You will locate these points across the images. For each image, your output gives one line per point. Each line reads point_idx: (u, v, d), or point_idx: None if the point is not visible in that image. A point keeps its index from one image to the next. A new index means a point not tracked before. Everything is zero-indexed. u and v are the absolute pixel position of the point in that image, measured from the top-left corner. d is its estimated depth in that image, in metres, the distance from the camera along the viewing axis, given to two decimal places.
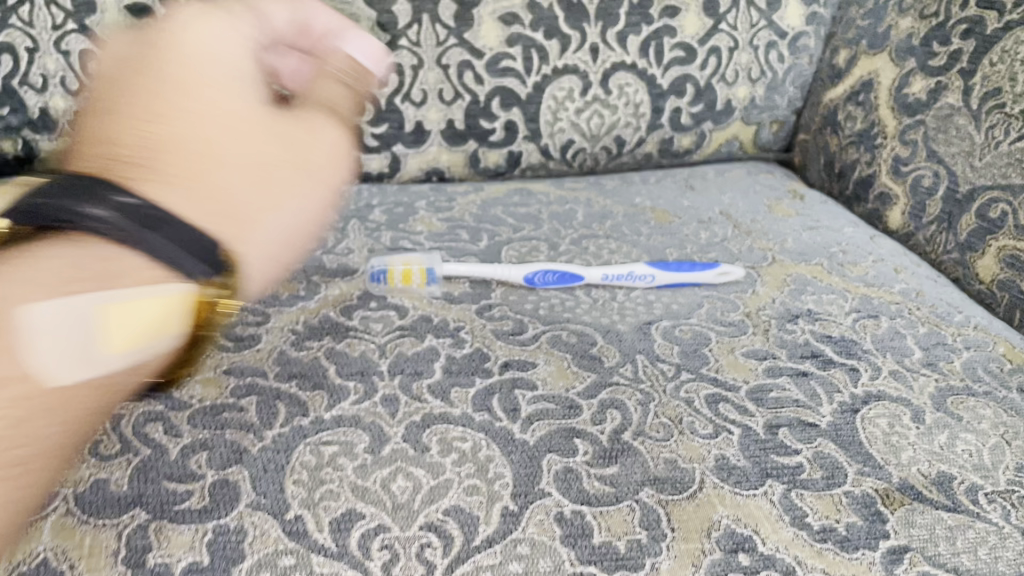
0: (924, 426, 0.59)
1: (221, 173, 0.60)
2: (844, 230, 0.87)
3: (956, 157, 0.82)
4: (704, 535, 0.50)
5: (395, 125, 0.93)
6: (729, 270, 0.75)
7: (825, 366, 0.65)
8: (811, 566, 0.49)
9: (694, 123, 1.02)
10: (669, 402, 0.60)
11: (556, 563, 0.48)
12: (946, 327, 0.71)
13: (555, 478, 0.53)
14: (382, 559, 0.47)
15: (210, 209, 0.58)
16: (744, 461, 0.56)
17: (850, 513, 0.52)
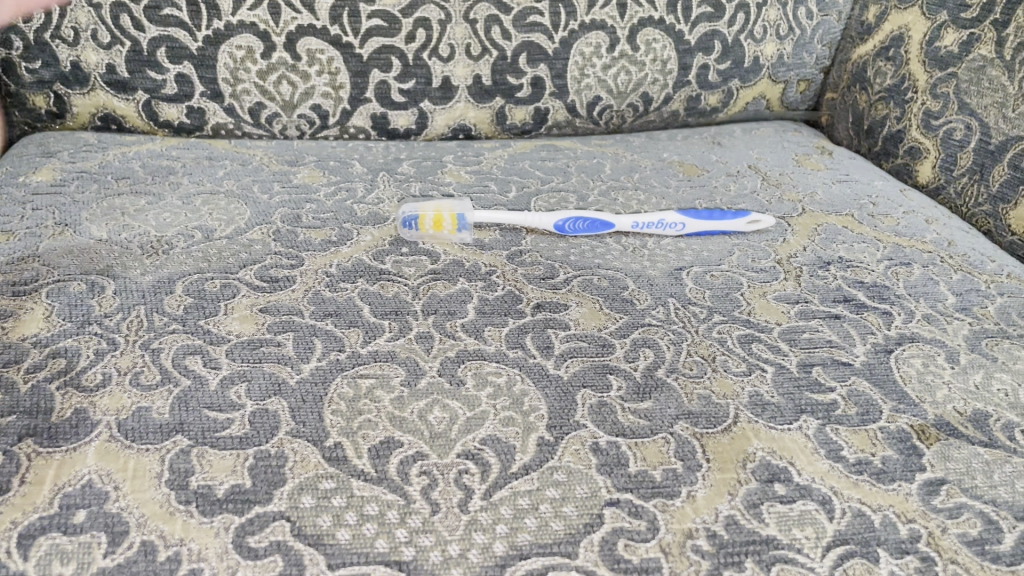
0: (959, 366, 0.59)
1: None
2: (874, 183, 0.86)
3: (988, 108, 0.81)
4: (740, 465, 0.50)
5: (423, 81, 0.93)
6: (759, 219, 0.76)
7: (858, 309, 0.65)
8: (848, 496, 0.49)
9: (722, 80, 1.01)
10: (702, 342, 0.61)
11: (592, 490, 0.48)
12: (980, 274, 0.70)
13: (589, 411, 0.54)
14: (421, 483, 0.48)
15: None
16: (778, 397, 0.56)
17: (885, 447, 0.52)
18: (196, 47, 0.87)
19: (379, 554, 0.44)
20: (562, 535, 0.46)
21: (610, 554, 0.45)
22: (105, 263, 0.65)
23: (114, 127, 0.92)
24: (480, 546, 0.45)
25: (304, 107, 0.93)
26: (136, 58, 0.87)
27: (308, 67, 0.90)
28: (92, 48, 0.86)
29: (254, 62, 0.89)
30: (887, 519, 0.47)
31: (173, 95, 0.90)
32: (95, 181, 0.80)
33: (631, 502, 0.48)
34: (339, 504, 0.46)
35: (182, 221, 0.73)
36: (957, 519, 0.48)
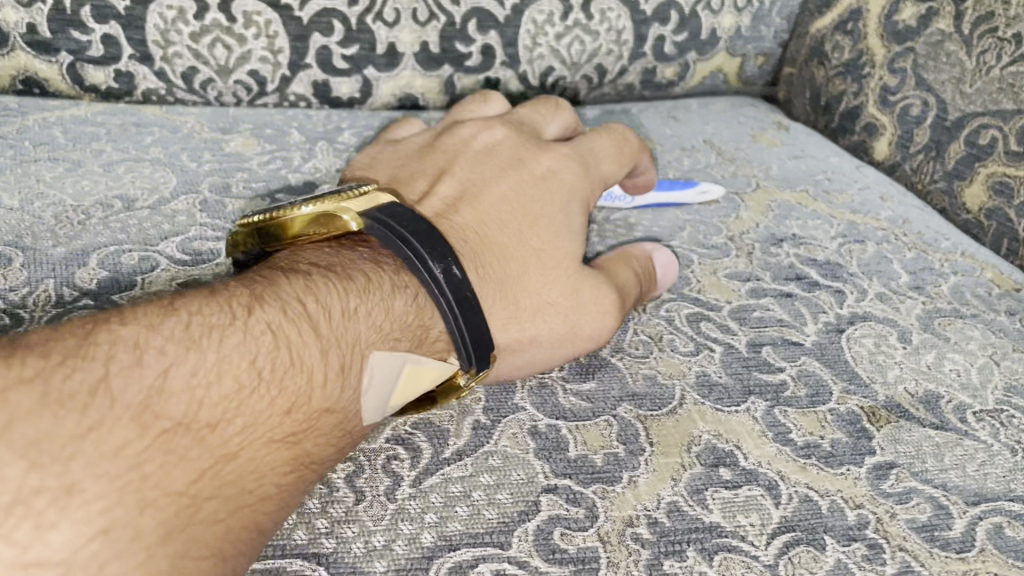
0: (911, 346, 0.58)
1: (201, 442, 0.33)
2: (830, 159, 0.85)
3: (945, 84, 0.80)
4: (684, 449, 0.48)
5: (367, 46, 0.89)
6: (709, 189, 0.74)
7: (810, 288, 0.63)
8: (795, 481, 0.47)
9: (678, 52, 0.98)
10: (649, 321, 0.58)
11: (529, 476, 0.46)
12: (934, 252, 0.69)
13: (529, 392, 0.51)
14: (346, 470, 0.45)
15: (238, 369, 0.35)
16: (725, 378, 0.54)
17: (835, 430, 0.50)
18: (123, 7, 0.82)
19: (297, 546, 0.41)
20: (495, 524, 0.43)
21: (544, 544, 0.42)
22: (14, 233, 0.61)
23: (37, 92, 0.87)
24: (407, 537, 0.42)
25: (241, 73, 0.89)
26: (59, 17, 0.82)
27: (244, 29, 0.86)
28: (11, 7, 0.81)
29: (186, 23, 0.84)
30: (834, 505, 0.45)
31: (99, 57, 0.85)
32: (11, 147, 0.75)
33: (570, 489, 0.45)
34: None
35: (102, 189, 0.68)
36: (906, 505, 0.46)
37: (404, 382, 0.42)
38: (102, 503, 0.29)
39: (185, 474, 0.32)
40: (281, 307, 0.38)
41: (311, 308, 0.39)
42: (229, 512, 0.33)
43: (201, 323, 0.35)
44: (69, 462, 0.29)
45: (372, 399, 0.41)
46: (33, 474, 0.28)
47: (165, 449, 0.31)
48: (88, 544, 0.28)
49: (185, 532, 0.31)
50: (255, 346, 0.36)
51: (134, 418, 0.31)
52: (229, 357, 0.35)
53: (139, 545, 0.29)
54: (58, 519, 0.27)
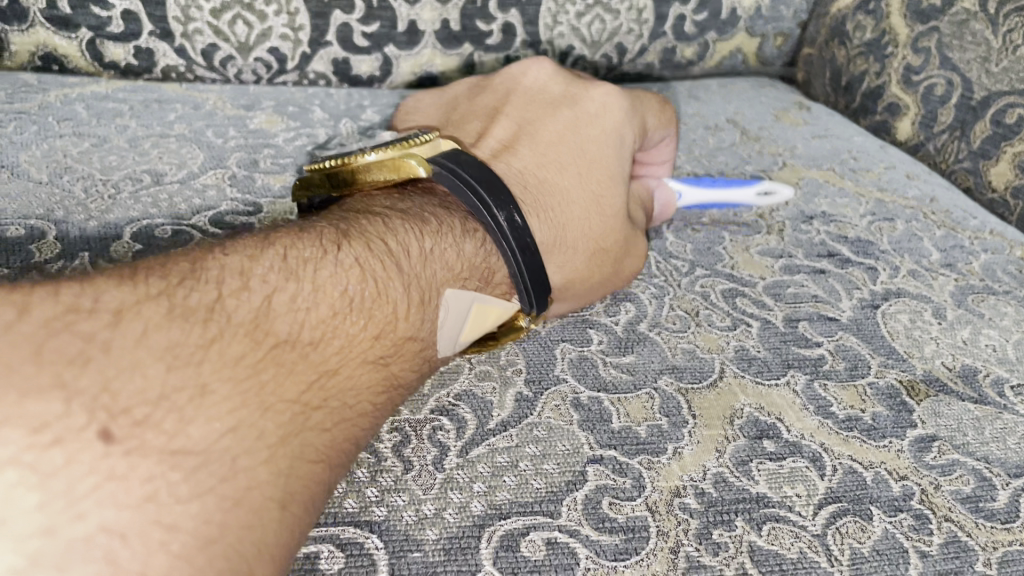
0: (946, 321, 0.58)
1: (305, 360, 0.36)
2: (854, 139, 0.84)
3: (970, 63, 0.80)
4: (726, 422, 0.48)
5: (388, 24, 0.89)
6: (772, 189, 0.70)
7: (842, 264, 0.63)
8: (838, 453, 0.47)
9: (698, 32, 0.98)
10: (684, 296, 0.58)
11: (574, 446, 0.46)
12: (963, 231, 0.68)
13: (570, 365, 0.51)
14: (393, 440, 0.45)
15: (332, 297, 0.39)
16: (764, 352, 0.54)
17: (875, 403, 0.50)
18: None
19: (348, 514, 0.41)
20: (543, 494, 0.43)
21: (593, 514, 0.42)
22: (44, 207, 0.60)
23: (56, 68, 0.86)
24: (457, 506, 0.42)
25: (261, 50, 0.88)
26: None
27: (265, 6, 0.85)
28: None
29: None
30: (879, 477, 0.46)
31: (119, 34, 0.84)
32: (34, 123, 0.75)
33: (615, 459, 0.45)
34: None
35: (129, 164, 0.68)
36: (949, 476, 0.46)
37: (473, 318, 0.46)
38: (231, 404, 0.32)
39: (293, 384, 0.35)
40: (363, 246, 0.42)
41: (389, 248, 0.43)
42: (335, 421, 0.36)
43: (296, 257, 0.39)
44: (203, 367, 0.31)
45: (444, 334, 0.45)
46: (173, 372, 0.31)
47: (278, 361, 0.34)
48: (218, 439, 0.31)
49: (297, 435, 0.34)
50: (343, 277, 0.40)
51: (249, 333, 0.34)
52: (322, 285, 0.39)
53: (261, 445, 0.32)
54: (198, 412, 0.30)
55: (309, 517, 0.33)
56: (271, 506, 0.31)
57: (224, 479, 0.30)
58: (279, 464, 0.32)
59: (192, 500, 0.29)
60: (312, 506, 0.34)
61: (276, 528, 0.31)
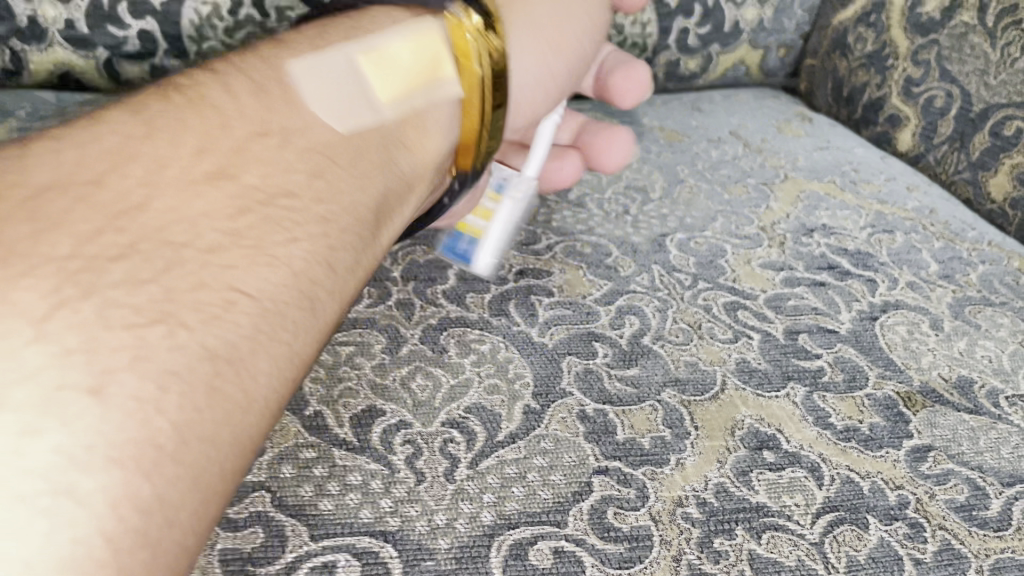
0: (943, 333, 0.59)
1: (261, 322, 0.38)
2: (855, 150, 0.86)
3: (969, 75, 0.81)
4: (728, 433, 0.50)
5: None
6: None
7: (842, 277, 0.64)
8: (836, 463, 0.48)
9: (702, 45, 0.98)
10: (687, 309, 0.60)
11: (580, 458, 0.48)
12: (962, 242, 0.70)
13: (576, 378, 0.53)
14: (405, 452, 0.47)
15: None
16: (764, 364, 0.55)
17: (873, 414, 0.52)
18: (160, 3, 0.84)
19: (364, 525, 0.43)
20: (550, 504, 0.45)
21: (599, 523, 0.44)
22: None
23: (74, 87, 0.87)
24: (467, 516, 0.44)
25: None
26: (96, 13, 0.84)
27: (277, 24, 0.88)
28: (50, 3, 0.82)
29: (220, 19, 0.86)
30: (875, 486, 0.47)
31: (135, 52, 0.86)
32: None
33: (620, 471, 0.47)
34: (321, 474, 0.45)
35: None
36: (944, 485, 0.48)
37: (365, 72, 0.45)
38: (114, 215, 0.31)
39: (202, 199, 0.34)
40: (276, 79, 0.41)
41: (303, 72, 0.42)
42: (258, 240, 0.35)
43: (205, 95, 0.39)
44: (80, 172, 0.32)
45: (313, 86, 0.42)
46: (50, 181, 0.31)
47: (172, 168, 0.34)
48: (100, 245, 0.30)
49: (212, 267, 0.32)
50: (251, 104, 0.39)
51: (143, 144, 0.34)
52: (233, 111, 0.38)
53: (157, 257, 0.31)
54: (76, 213, 0.30)
55: (234, 351, 0.32)
56: (166, 325, 0.30)
57: (110, 288, 0.29)
58: (185, 289, 0.31)
59: (61, 305, 0.28)
60: (240, 341, 0.32)
61: (185, 351, 0.30)
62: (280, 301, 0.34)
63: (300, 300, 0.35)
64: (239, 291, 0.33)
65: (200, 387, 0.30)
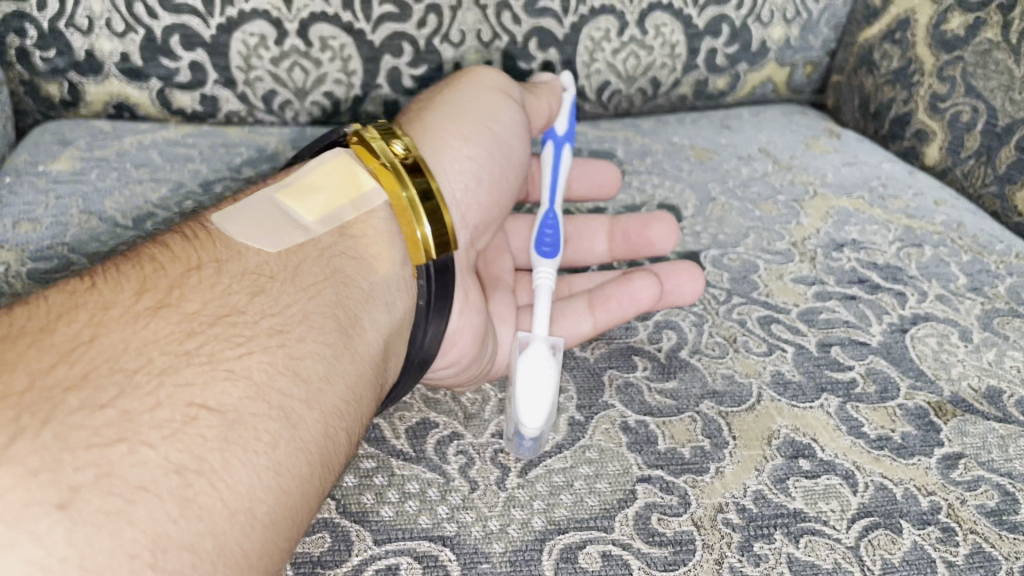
0: (972, 344, 0.61)
1: None
2: (883, 165, 0.88)
3: (994, 91, 0.83)
4: (765, 443, 0.52)
5: (434, 66, 0.93)
6: None
7: (872, 290, 0.66)
8: (870, 471, 0.51)
9: (730, 63, 1.00)
10: (723, 323, 0.62)
11: (624, 467, 0.50)
12: (989, 255, 0.72)
13: (617, 391, 0.56)
14: (458, 462, 0.50)
15: None
16: (798, 376, 0.58)
17: (905, 423, 0.54)
18: (209, 35, 0.86)
19: (423, 530, 0.46)
20: (597, 510, 0.47)
21: (644, 528, 0.46)
22: None
23: (127, 115, 0.91)
24: (519, 522, 0.46)
25: (316, 94, 0.92)
26: (149, 46, 0.86)
27: (320, 53, 0.90)
28: (105, 37, 0.85)
29: (266, 49, 0.88)
30: (908, 492, 0.49)
31: (186, 83, 0.89)
32: (115, 170, 0.81)
33: (662, 478, 0.50)
34: (381, 483, 0.48)
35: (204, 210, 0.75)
36: (975, 491, 0.50)
37: (287, 203, 0.51)
38: (66, 353, 0.36)
39: (151, 332, 0.39)
40: (186, 232, 0.47)
41: (207, 222, 0.49)
42: (215, 359, 0.39)
43: (129, 254, 0.44)
44: (30, 326, 0.37)
45: (243, 226, 0.48)
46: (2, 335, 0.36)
47: (114, 311, 0.39)
48: (56, 378, 0.35)
49: (170, 388, 0.37)
50: (166, 254, 0.45)
51: (83, 296, 0.40)
52: (148, 260, 0.44)
53: (112, 384, 0.36)
54: (26, 358, 0.35)
55: (197, 459, 0.35)
56: (127, 443, 0.34)
57: (68, 413, 0.34)
58: (144, 408, 0.35)
59: (26, 432, 0.32)
60: (201, 450, 0.36)
61: (149, 465, 0.34)
62: (242, 412, 0.38)
63: (263, 407, 0.39)
64: (199, 405, 0.37)
65: (164, 494, 0.34)
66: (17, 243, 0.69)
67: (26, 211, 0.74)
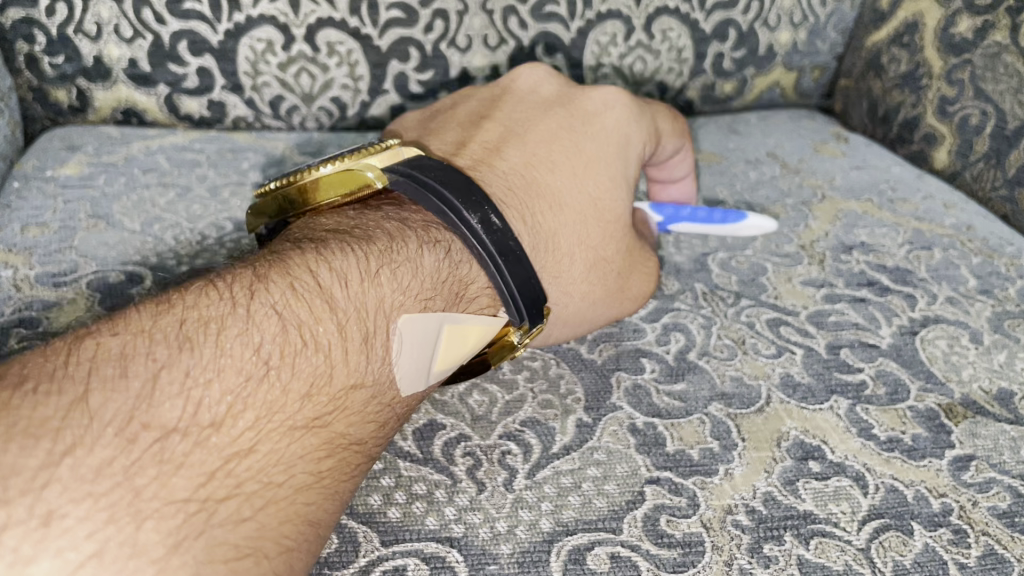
0: (982, 346, 0.61)
1: None
2: (891, 168, 0.88)
3: (1003, 94, 0.83)
4: (774, 444, 0.52)
5: (441, 71, 0.93)
6: None
7: (881, 293, 0.66)
8: (880, 473, 0.50)
9: (737, 68, 1.00)
10: (731, 326, 0.62)
11: (632, 469, 0.50)
12: (999, 257, 0.71)
13: (624, 393, 0.55)
14: (466, 464, 0.50)
15: None
16: (808, 378, 0.57)
17: (915, 425, 0.54)
18: (217, 40, 0.86)
19: (430, 531, 0.45)
20: (605, 512, 0.47)
21: (653, 530, 0.46)
22: (140, 253, 0.69)
23: (135, 121, 0.92)
24: (527, 523, 0.46)
25: (324, 99, 0.92)
26: (158, 51, 0.86)
27: (327, 58, 0.90)
28: (114, 43, 0.85)
29: (274, 54, 0.88)
30: (919, 494, 0.49)
31: (194, 88, 0.89)
32: (122, 175, 0.81)
33: (671, 480, 0.49)
34: (388, 484, 0.48)
35: (212, 214, 0.75)
36: (987, 493, 0.49)
37: (447, 343, 0.47)
38: (227, 459, 0.36)
39: (298, 447, 0.38)
40: (357, 318, 0.43)
41: (388, 325, 0.45)
42: (334, 488, 0.40)
43: (300, 326, 0.41)
44: (201, 413, 0.36)
45: (412, 353, 0.45)
46: (179, 419, 0.35)
47: (273, 419, 0.38)
48: (211, 488, 0.34)
49: (298, 506, 0.37)
50: (333, 347, 0.42)
51: (253, 389, 0.38)
52: (313, 346, 0.41)
53: (257, 496, 0.36)
54: (196, 459, 0.34)
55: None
56: (254, 557, 0.34)
57: (220, 527, 0.34)
58: (275, 524, 0.36)
59: (184, 542, 0.32)
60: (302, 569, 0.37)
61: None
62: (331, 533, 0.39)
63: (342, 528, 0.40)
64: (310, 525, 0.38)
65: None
66: (23, 246, 0.69)
67: (33, 214, 0.74)
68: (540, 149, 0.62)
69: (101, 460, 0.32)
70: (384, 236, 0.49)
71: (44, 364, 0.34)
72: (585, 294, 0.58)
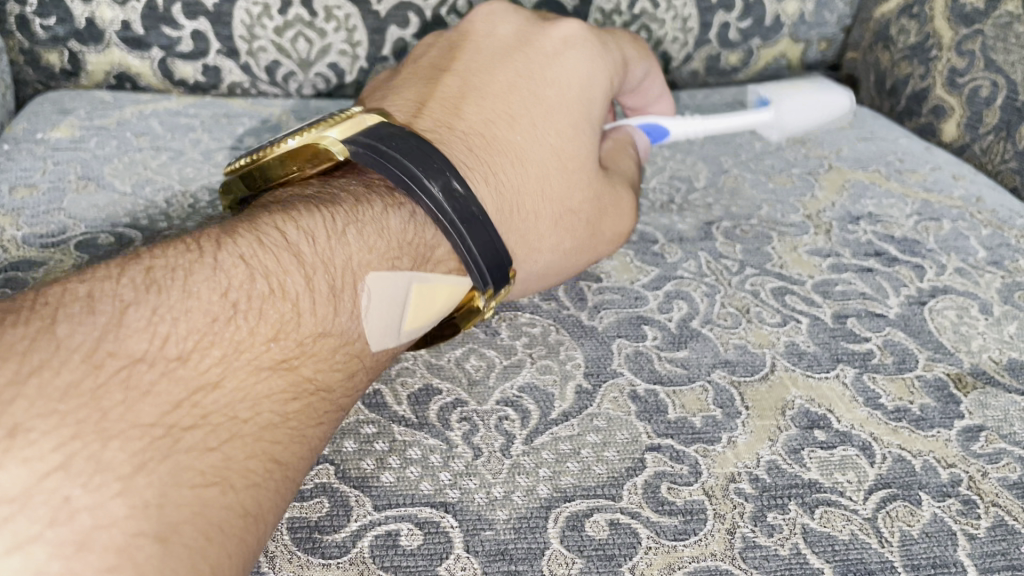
0: (992, 317, 0.59)
1: None
2: (900, 141, 0.86)
3: (1015, 65, 0.81)
4: (779, 413, 0.50)
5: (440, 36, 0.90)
6: None
7: (890, 263, 0.65)
8: (887, 442, 0.49)
9: (743, 39, 0.98)
10: (735, 295, 0.60)
11: (633, 435, 0.49)
12: (1009, 229, 0.70)
13: (625, 359, 0.54)
14: (462, 429, 0.48)
15: None
16: (813, 347, 0.56)
17: (923, 395, 0.52)
18: (211, 3, 0.84)
19: (424, 496, 0.44)
20: (605, 478, 0.46)
21: (653, 497, 0.45)
22: (131, 215, 0.68)
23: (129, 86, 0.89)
24: (524, 489, 0.45)
25: (321, 66, 0.90)
26: (151, 14, 0.84)
27: (325, 23, 0.87)
28: (106, 5, 0.83)
29: (270, 18, 0.86)
30: (927, 464, 0.47)
31: (189, 52, 0.87)
32: (114, 138, 0.80)
33: (673, 447, 0.48)
34: (381, 448, 0.47)
35: (205, 175, 0.74)
36: (997, 464, 0.48)
37: (414, 300, 0.46)
38: (193, 392, 0.34)
39: (265, 386, 0.37)
40: (324, 273, 0.42)
41: (355, 282, 0.43)
42: (302, 431, 0.38)
43: (267, 275, 0.40)
44: (168, 347, 0.35)
45: (376, 307, 0.44)
46: (144, 352, 0.34)
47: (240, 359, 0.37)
48: (178, 416, 0.33)
49: (263, 444, 0.36)
50: (301, 297, 0.40)
51: (218, 330, 0.37)
52: (281, 294, 0.40)
53: (223, 428, 0.35)
54: (161, 389, 0.33)
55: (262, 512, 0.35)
56: (219, 486, 0.33)
57: (185, 453, 0.33)
58: (241, 458, 0.35)
59: (148, 463, 0.31)
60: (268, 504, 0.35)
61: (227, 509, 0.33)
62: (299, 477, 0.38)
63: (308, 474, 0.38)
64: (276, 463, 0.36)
65: (236, 542, 0.33)
66: (11, 207, 0.68)
67: (22, 175, 0.72)
68: (497, 96, 0.59)
69: (68, 382, 0.31)
70: (349, 198, 0.47)
71: (12, 302, 0.34)
72: (550, 256, 0.56)
